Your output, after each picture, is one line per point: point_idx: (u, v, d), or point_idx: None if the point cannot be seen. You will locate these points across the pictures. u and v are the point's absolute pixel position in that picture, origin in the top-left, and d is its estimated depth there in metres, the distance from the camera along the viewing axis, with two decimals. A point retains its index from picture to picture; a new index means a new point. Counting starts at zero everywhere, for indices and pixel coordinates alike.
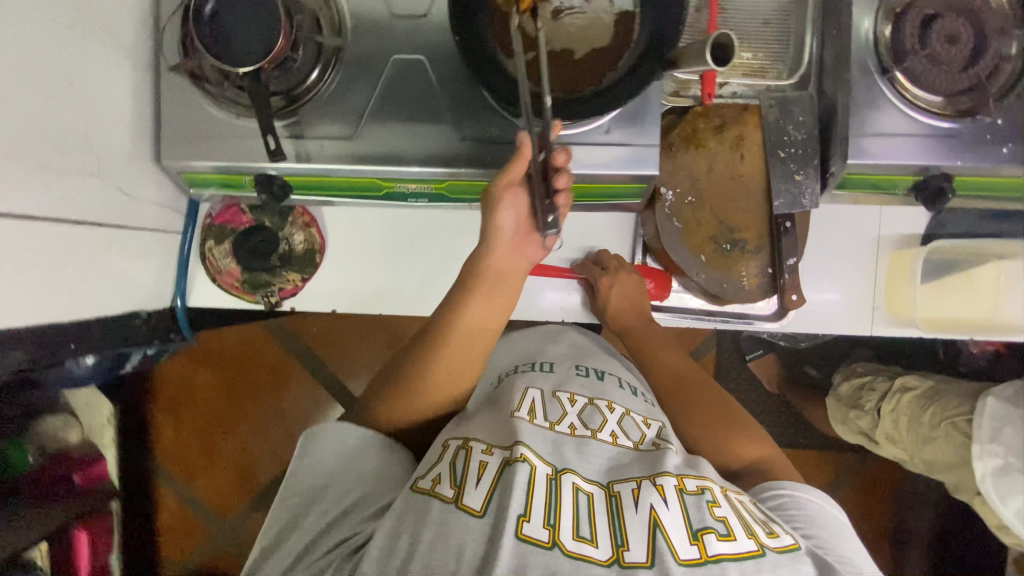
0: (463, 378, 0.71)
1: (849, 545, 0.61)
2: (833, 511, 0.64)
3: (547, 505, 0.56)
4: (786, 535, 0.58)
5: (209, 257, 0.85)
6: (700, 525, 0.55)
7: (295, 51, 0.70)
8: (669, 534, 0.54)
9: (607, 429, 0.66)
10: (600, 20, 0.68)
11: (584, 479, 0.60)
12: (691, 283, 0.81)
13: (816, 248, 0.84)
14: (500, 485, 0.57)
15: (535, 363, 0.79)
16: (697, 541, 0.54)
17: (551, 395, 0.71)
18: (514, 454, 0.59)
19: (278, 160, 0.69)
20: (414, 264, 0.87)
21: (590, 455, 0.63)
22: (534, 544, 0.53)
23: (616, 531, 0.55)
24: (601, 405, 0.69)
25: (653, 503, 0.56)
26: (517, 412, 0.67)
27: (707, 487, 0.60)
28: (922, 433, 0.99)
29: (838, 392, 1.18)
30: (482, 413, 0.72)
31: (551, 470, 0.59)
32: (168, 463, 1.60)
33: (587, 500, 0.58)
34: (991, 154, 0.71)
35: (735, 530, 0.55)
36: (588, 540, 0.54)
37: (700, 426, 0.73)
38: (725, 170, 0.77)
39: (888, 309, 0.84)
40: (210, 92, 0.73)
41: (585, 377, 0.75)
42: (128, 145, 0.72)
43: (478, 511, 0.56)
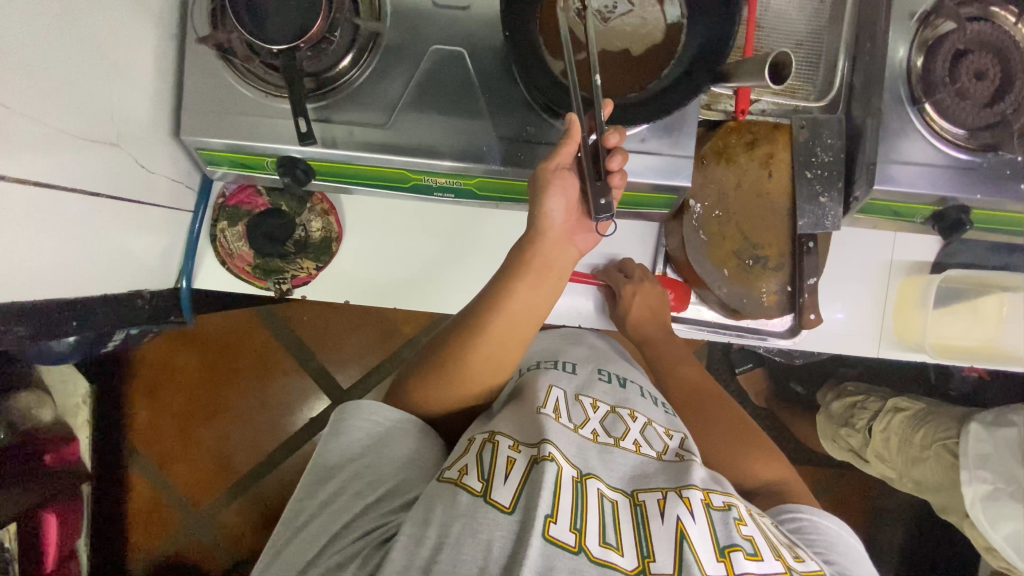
0: (484, 378, 0.70)
1: (864, 574, 0.64)
2: (850, 540, 0.67)
3: (575, 507, 0.56)
4: (811, 560, 0.60)
5: (220, 240, 0.82)
6: (725, 542, 0.57)
7: (332, 33, 0.66)
8: (696, 546, 0.55)
9: (631, 436, 0.68)
10: (649, 28, 0.68)
11: (608, 486, 0.61)
12: (711, 296, 0.81)
13: (833, 269, 0.86)
14: (528, 482, 0.57)
15: (558, 363, 0.79)
16: (724, 557, 0.55)
17: (576, 397, 0.72)
18: (543, 452, 0.59)
19: (307, 143, 0.67)
20: (433, 259, 0.86)
21: (614, 463, 0.64)
22: (563, 546, 0.52)
23: (643, 541, 0.56)
24: (623, 414, 0.71)
25: (680, 515, 0.57)
26: (543, 409, 0.67)
27: (730, 504, 0.61)
28: (912, 453, 1.02)
29: (830, 411, 1.21)
30: (500, 412, 0.71)
31: (577, 473, 0.60)
32: (142, 447, 1.54)
33: (614, 508, 0.59)
34: (1010, 188, 0.74)
35: (762, 550, 0.57)
36: (614, 547, 0.54)
37: (715, 438, 0.76)
38: (753, 187, 0.78)
39: (896, 332, 0.86)
40: (238, 67, 0.70)
41: (609, 382, 0.76)
42: (147, 115, 0.69)
43: (506, 506, 0.55)
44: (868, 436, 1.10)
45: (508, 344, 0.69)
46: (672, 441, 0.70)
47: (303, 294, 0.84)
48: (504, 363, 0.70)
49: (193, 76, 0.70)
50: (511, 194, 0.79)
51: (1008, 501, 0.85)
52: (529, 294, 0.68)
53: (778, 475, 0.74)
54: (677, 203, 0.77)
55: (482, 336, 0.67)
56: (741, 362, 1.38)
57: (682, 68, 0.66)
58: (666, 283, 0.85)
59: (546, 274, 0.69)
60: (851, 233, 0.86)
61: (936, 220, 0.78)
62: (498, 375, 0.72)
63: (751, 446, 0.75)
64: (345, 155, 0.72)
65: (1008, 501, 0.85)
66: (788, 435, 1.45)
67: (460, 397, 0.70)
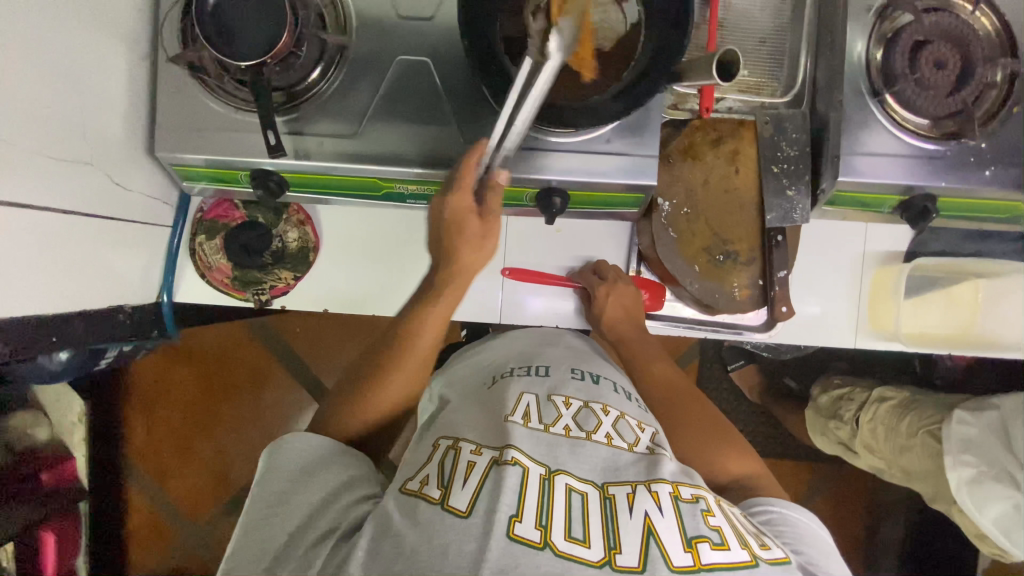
0: (400, 393, 0.72)
1: (833, 565, 0.64)
2: (819, 532, 0.67)
3: (539, 504, 0.57)
4: (777, 549, 0.61)
5: (200, 253, 0.84)
6: (692, 533, 0.57)
7: (299, 47, 0.70)
8: (662, 539, 0.56)
9: (603, 431, 0.67)
10: (608, 30, 0.69)
11: (577, 480, 0.61)
12: (685, 292, 0.82)
13: (806, 262, 0.87)
14: (490, 484, 0.58)
15: (530, 367, 0.78)
16: (691, 549, 0.56)
17: (548, 398, 0.72)
18: (505, 455, 0.60)
19: (277, 156, 0.69)
20: (381, 262, 0.87)
21: (585, 456, 0.64)
22: (526, 543, 0.53)
23: (610, 533, 0.56)
24: (596, 408, 0.71)
25: (647, 510, 0.58)
26: (512, 416, 0.68)
27: (697, 497, 0.62)
28: (899, 442, 1.01)
29: (816, 404, 1.19)
30: (471, 413, 0.72)
31: (544, 471, 0.60)
32: (140, 463, 1.55)
33: (582, 500, 0.59)
34: (974, 176, 0.75)
35: (729, 539, 0.58)
36: (580, 540, 0.55)
37: (689, 432, 0.76)
38: (721, 183, 0.79)
39: (871, 323, 0.86)
40: (209, 85, 0.72)
41: (582, 380, 0.76)
42: (123, 135, 0.71)
43: (462, 511, 0.55)
44: (857, 427, 1.09)
45: (421, 358, 0.72)
46: (643, 436, 0.70)
47: (282, 304, 0.86)
48: (417, 377, 0.73)
49: (168, 95, 0.72)
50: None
51: (991, 485, 0.85)
52: (438, 304, 0.71)
53: (749, 469, 0.75)
54: (645, 202, 0.78)
55: (399, 348, 0.71)
56: (733, 359, 1.38)
57: (642, 68, 0.67)
58: (642, 283, 0.86)
59: (450, 287, 0.70)
60: (821, 224, 0.87)
61: (906, 210, 0.78)
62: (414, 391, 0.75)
63: (724, 440, 0.76)
64: (315, 166, 0.73)
65: (992, 483, 0.85)
66: (781, 431, 1.45)
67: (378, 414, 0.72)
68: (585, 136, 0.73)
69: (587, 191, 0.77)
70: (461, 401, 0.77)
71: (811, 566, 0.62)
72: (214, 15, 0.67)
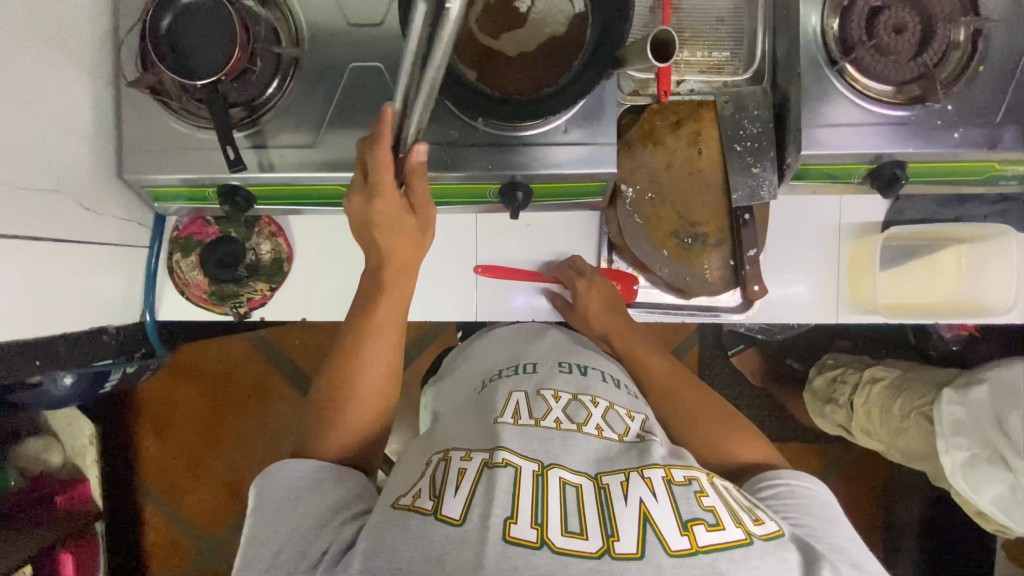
0: (371, 403, 0.71)
1: (842, 533, 0.62)
2: (828, 500, 0.65)
3: (534, 502, 0.55)
4: (771, 521, 0.58)
5: (177, 270, 0.86)
6: (686, 515, 0.55)
7: (253, 63, 0.71)
8: (659, 525, 0.54)
9: (591, 421, 0.67)
10: (554, 20, 0.70)
11: (570, 472, 0.60)
12: (657, 278, 0.83)
13: (780, 239, 0.86)
14: (482, 486, 0.57)
15: (517, 365, 0.78)
16: (687, 531, 0.54)
17: (537, 394, 0.72)
18: (496, 458, 0.59)
19: (238, 169, 0.70)
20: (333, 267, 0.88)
21: (573, 446, 0.63)
22: (525, 544, 0.51)
23: (606, 521, 0.54)
24: (585, 400, 0.71)
25: (642, 497, 0.57)
26: (501, 417, 0.67)
27: (692, 479, 0.60)
28: (895, 424, 0.99)
29: (812, 388, 1.18)
30: (464, 420, 0.72)
31: (536, 467, 0.59)
32: (153, 482, 1.59)
33: (575, 492, 0.57)
34: (943, 138, 0.73)
35: (723, 518, 0.56)
36: (578, 531, 0.53)
37: (679, 417, 0.75)
38: (684, 165, 0.78)
39: (850, 296, 0.85)
40: (173, 106, 0.74)
41: (570, 374, 0.75)
42: (90, 161, 0.73)
43: (456, 519, 0.54)
44: (852, 410, 1.08)
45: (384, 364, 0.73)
46: (629, 423, 0.70)
47: (260, 315, 0.88)
48: (385, 387, 0.73)
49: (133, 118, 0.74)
50: (448, 198, 0.81)
51: (986, 467, 0.84)
52: (390, 305, 0.72)
53: (758, 453, 0.72)
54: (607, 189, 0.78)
55: (357, 354, 0.72)
56: (732, 344, 1.36)
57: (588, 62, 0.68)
58: (615, 273, 0.86)
59: (396, 287, 0.72)
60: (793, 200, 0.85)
61: (874, 177, 0.77)
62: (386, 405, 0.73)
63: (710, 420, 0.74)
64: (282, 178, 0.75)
65: (987, 465, 0.84)
66: (786, 414, 1.43)
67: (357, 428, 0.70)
68: (539, 128, 0.73)
69: (551, 183, 0.77)
70: (454, 409, 0.77)
71: (808, 533, 0.60)
72: (170, 40, 0.69)
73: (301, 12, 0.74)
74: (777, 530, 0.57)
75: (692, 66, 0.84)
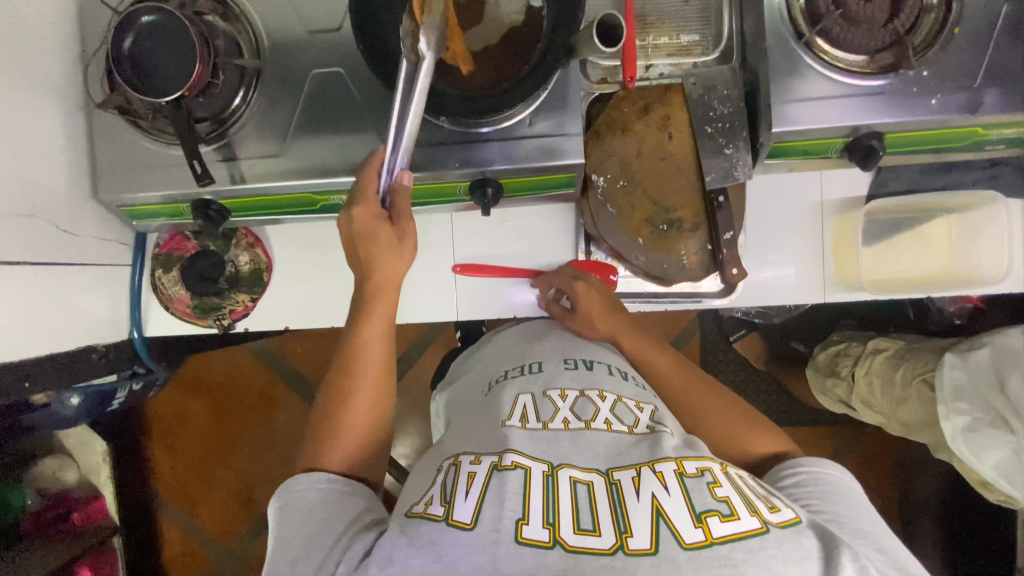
0: (365, 425, 0.69)
1: (866, 519, 0.58)
2: (853, 486, 0.62)
3: (544, 502, 0.50)
4: (786, 509, 0.52)
5: (162, 288, 0.89)
6: (698, 506, 0.49)
7: (216, 77, 0.72)
8: (673, 521, 0.48)
9: (602, 418, 0.60)
10: (509, 10, 0.69)
11: (580, 469, 0.54)
12: (634, 267, 0.84)
13: (760, 219, 0.84)
14: (492, 489, 0.51)
15: (522, 365, 0.72)
16: (700, 523, 0.48)
17: (542, 395, 0.64)
18: (504, 461, 0.53)
19: (206, 183, 0.71)
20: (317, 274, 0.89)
21: (585, 442, 0.57)
22: (534, 545, 0.47)
23: (617, 516, 0.49)
24: (592, 395, 0.63)
25: (654, 491, 0.51)
26: (508, 420, 0.60)
27: (706, 468, 0.54)
28: (896, 393, 0.96)
29: (814, 363, 1.14)
30: (472, 422, 0.65)
31: (547, 467, 0.53)
32: (168, 494, 1.62)
33: (587, 489, 0.52)
34: (921, 106, 0.70)
35: (738, 508, 0.50)
36: (590, 530, 0.48)
37: (694, 417, 0.71)
38: (655, 152, 0.77)
39: (836, 273, 0.84)
40: (144, 126, 0.74)
41: (577, 370, 0.68)
42: (65, 185, 0.74)
43: (468, 524, 0.49)
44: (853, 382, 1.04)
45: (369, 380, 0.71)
46: (641, 414, 0.62)
47: (244, 325, 0.90)
48: (376, 406, 0.71)
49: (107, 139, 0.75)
50: (420, 198, 0.81)
51: (987, 431, 0.81)
52: (373, 323, 0.71)
53: (774, 446, 0.68)
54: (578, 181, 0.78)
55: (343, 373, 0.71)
56: (733, 330, 1.33)
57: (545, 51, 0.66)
58: (596, 265, 0.85)
59: (377, 305, 0.72)
60: (771, 179, 0.84)
61: (851, 151, 0.74)
62: (378, 425, 0.71)
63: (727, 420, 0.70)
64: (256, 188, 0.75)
65: (988, 430, 0.81)
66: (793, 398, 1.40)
67: (349, 451, 0.68)
68: (502, 123, 0.72)
69: (520, 177, 0.76)
70: (461, 418, 0.70)
71: (829, 518, 0.57)
72: (133, 58, 0.69)
73: (262, 25, 0.75)
74: (795, 517, 0.51)
75: (660, 49, 0.82)
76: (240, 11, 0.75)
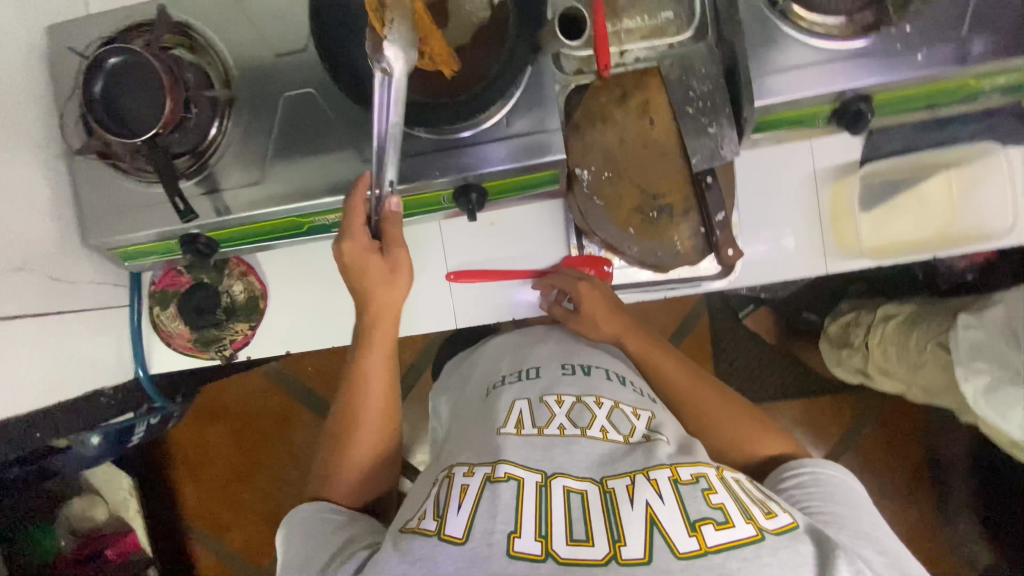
0: (374, 450, 0.70)
1: (869, 520, 0.57)
2: (854, 486, 0.61)
3: (537, 513, 0.49)
4: (784, 514, 0.52)
5: (160, 323, 0.89)
6: (693, 514, 0.49)
7: (188, 110, 0.71)
8: (668, 530, 0.48)
9: (597, 424, 0.59)
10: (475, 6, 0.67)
11: (572, 477, 0.53)
12: (629, 259, 0.82)
13: (753, 197, 0.82)
14: (484, 502, 0.50)
15: (516, 372, 0.70)
16: (694, 531, 0.48)
17: (538, 401, 0.63)
18: (496, 473, 0.53)
19: (190, 218, 0.72)
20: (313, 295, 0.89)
21: (580, 448, 0.56)
22: (525, 559, 0.46)
23: (612, 525, 0.49)
24: (589, 401, 0.62)
25: (649, 499, 0.50)
26: (504, 427, 0.59)
27: (703, 474, 0.54)
28: (912, 359, 0.94)
29: (827, 336, 1.13)
30: (469, 432, 0.64)
31: (540, 477, 0.53)
32: (198, 522, 1.64)
33: (580, 499, 0.51)
34: (906, 63, 0.68)
35: (734, 515, 0.50)
36: (583, 540, 0.47)
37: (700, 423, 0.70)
38: (637, 139, 0.76)
39: (837, 242, 0.82)
40: (124, 168, 0.74)
41: (574, 374, 0.67)
42: (52, 232, 0.74)
43: (460, 538, 0.48)
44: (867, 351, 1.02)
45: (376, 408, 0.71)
46: (637, 420, 0.62)
47: (246, 354, 0.90)
48: (384, 431, 0.71)
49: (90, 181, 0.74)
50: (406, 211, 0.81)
51: (1009, 389, 0.78)
52: (376, 350, 0.72)
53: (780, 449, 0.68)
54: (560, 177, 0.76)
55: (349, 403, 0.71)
56: (741, 307, 1.31)
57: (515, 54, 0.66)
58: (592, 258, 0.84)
59: (377, 330, 0.72)
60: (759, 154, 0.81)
61: (842, 116, 0.72)
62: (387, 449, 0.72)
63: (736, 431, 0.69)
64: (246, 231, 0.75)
65: (1009, 389, 0.78)
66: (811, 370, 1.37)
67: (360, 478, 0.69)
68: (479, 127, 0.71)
69: (500, 178, 0.75)
70: (462, 427, 0.70)
71: (828, 522, 0.56)
72: (106, 102, 0.69)
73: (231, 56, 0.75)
74: (791, 521, 0.52)
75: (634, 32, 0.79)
76: (208, 44, 0.75)
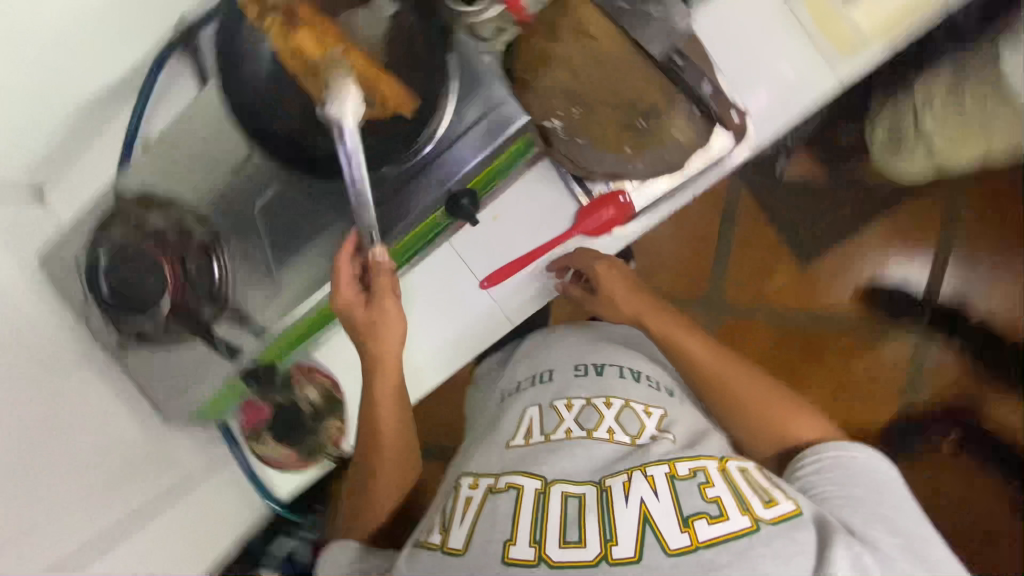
0: (397, 475, 0.82)
1: (891, 503, 0.62)
2: (884, 474, 0.65)
3: (532, 523, 0.57)
4: (786, 502, 0.57)
5: (263, 454, 0.94)
6: (686, 511, 0.55)
7: (186, 264, 0.73)
8: (663, 534, 0.54)
9: (602, 426, 0.66)
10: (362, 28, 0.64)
11: (573, 481, 0.60)
12: (637, 174, 0.77)
13: (724, 47, 0.75)
14: (485, 515, 0.59)
15: (534, 375, 0.76)
16: (687, 528, 0.54)
17: (550, 406, 0.70)
18: (500, 484, 0.61)
19: (236, 359, 0.79)
20: None
21: (587, 454, 0.63)
22: (522, 562, 0.54)
23: (605, 524, 0.55)
24: (599, 404, 0.68)
25: (643, 496, 0.56)
26: (514, 440, 0.67)
27: (704, 470, 0.59)
28: (979, 121, 0.85)
29: (877, 137, 1.03)
30: (484, 443, 0.71)
31: (540, 485, 0.60)
32: None
33: (578, 503, 0.57)
34: None
35: (729, 509, 0.54)
36: (573, 543, 0.54)
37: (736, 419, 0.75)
38: (586, 57, 0.64)
39: (836, 49, 0.73)
40: (158, 340, 0.77)
41: (585, 376, 0.72)
42: (135, 429, 0.85)
43: (460, 549, 0.57)
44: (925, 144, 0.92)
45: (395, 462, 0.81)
46: (643, 418, 0.67)
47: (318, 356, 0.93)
48: (401, 459, 0.82)
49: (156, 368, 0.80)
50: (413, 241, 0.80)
51: None
52: (382, 387, 0.77)
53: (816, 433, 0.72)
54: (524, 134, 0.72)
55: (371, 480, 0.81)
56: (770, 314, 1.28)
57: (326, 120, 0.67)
58: (607, 199, 0.80)
59: (378, 384, 0.77)
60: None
61: None
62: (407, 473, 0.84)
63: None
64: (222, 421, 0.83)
65: None
66: None
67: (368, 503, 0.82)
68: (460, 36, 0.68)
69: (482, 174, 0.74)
70: (483, 428, 0.76)
71: (843, 499, 0.62)
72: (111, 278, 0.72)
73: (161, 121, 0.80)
74: (790, 509, 0.56)
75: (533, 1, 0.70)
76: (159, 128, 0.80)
